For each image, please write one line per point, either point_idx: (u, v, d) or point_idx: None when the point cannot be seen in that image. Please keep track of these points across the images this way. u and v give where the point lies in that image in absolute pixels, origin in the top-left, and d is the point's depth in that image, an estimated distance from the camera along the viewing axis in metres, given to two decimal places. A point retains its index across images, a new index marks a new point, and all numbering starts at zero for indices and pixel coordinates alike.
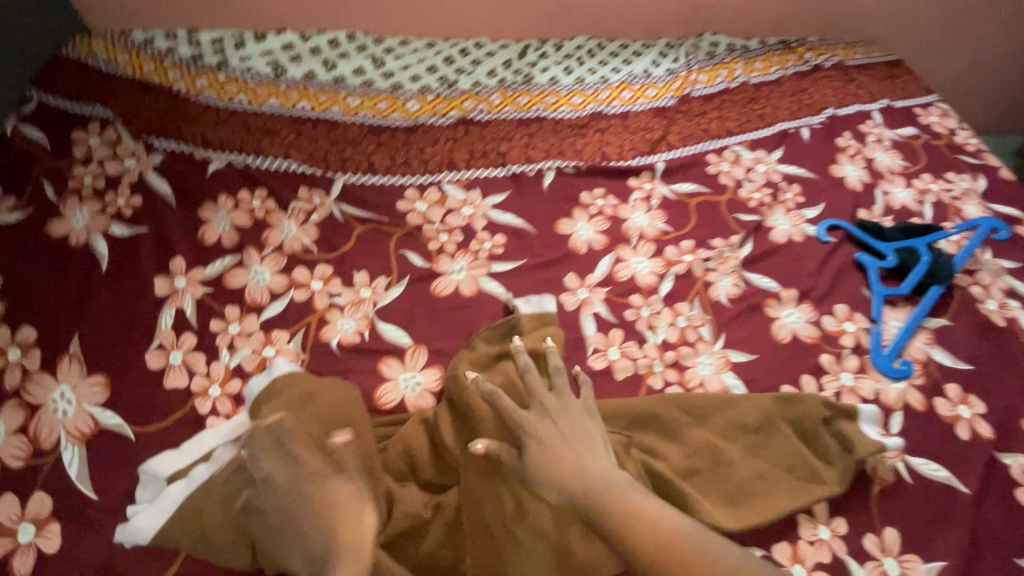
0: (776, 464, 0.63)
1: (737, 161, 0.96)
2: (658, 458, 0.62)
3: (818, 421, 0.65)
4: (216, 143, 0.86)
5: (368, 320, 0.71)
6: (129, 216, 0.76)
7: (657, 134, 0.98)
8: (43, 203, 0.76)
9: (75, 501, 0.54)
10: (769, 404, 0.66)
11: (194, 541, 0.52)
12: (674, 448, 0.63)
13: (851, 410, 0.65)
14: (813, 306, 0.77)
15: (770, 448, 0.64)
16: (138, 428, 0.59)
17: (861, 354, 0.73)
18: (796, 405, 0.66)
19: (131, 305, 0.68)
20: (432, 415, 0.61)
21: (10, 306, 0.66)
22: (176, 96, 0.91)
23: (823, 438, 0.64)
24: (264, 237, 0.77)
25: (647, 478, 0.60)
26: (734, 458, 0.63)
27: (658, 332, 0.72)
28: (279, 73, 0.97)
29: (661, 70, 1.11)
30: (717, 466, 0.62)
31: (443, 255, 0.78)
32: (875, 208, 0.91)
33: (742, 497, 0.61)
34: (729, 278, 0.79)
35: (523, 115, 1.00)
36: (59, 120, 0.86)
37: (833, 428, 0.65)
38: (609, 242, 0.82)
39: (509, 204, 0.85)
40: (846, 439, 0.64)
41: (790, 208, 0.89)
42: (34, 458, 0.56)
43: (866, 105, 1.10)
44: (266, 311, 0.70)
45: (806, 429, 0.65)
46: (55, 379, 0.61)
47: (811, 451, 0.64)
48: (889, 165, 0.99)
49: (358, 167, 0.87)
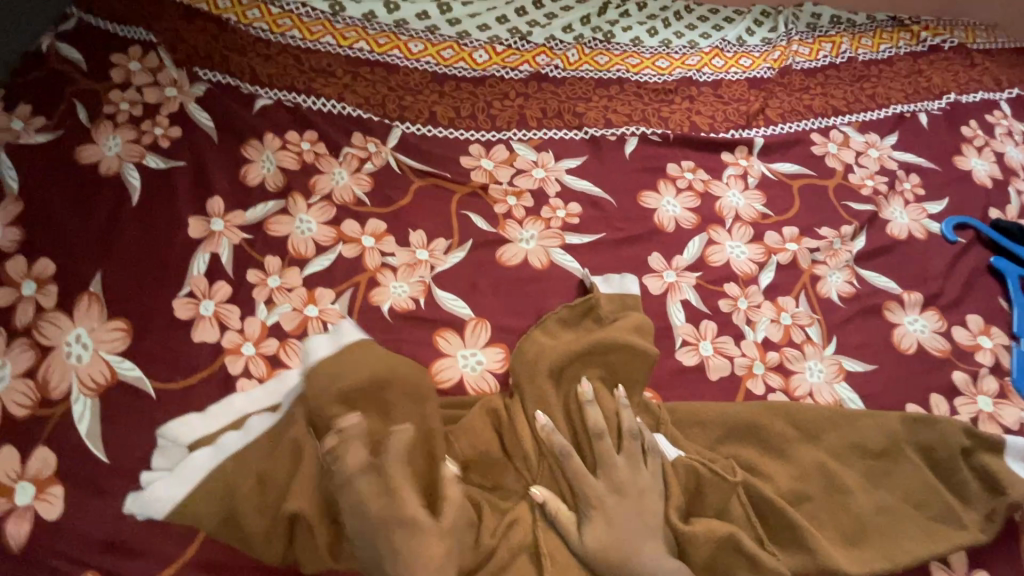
0: (903, 498, 0.52)
1: (846, 143, 0.83)
2: (762, 478, 0.52)
3: (956, 452, 0.53)
4: (264, 78, 0.78)
5: (424, 285, 0.62)
6: (166, 148, 0.68)
7: (753, 106, 0.86)
8: (74, 126, 0.68)
9: (83, 462, 0.46)
10: (896, 424, 0.54)
11: (220, 522, 0.44)
12: (780, 467, 0.52)
13: (1000, 443, 0.54)
14: (941, 314, 0.65)
15: (896, 478, 0.53)
16: (160, 384, 0.51)
17: (1002, 376, 0.61)
18: (929, 429, 0.54)
19: (162, 245, 0.60)
20: (503, 410, 0.52)
21: (28, 234, 0.58)
22: (225, 26, 0.83)
23: (961, 472, 0.53)
24: (312, 184, 0.68)
25: (753, 505, 0.50)
26: (853, 487, 0.52)
27: (759, 328, 0.62)
28: (335, 10, 0.87)
29: (756, 39, 0.99)
30: (834, 495, 0.51)
31: (510, 219, 0.69)
32: (1009, 208, 0.78)
33: (863, 535, 0.50)
34: (841, 274, 0.67)
35: (602, 75, 0.89)
36: (99, 41, 0.78)
37: (974, 461, 0.53)
38: (700, 221, 0.71)
39: (586, 170, 0.75)
40: (992, 477, 0.52)
41: (910, 200, 0.77)
42: (40, 407, 0.48)
43: (992, 94, 0.96)
44: (311, 265, 0.61)
45: (940, 459, 0.53)
46: (71, 320, 0.53)
47: (946, 486, 0.53)
48: (1021, 162, 0.86)
49: (419, 117, 0.78)
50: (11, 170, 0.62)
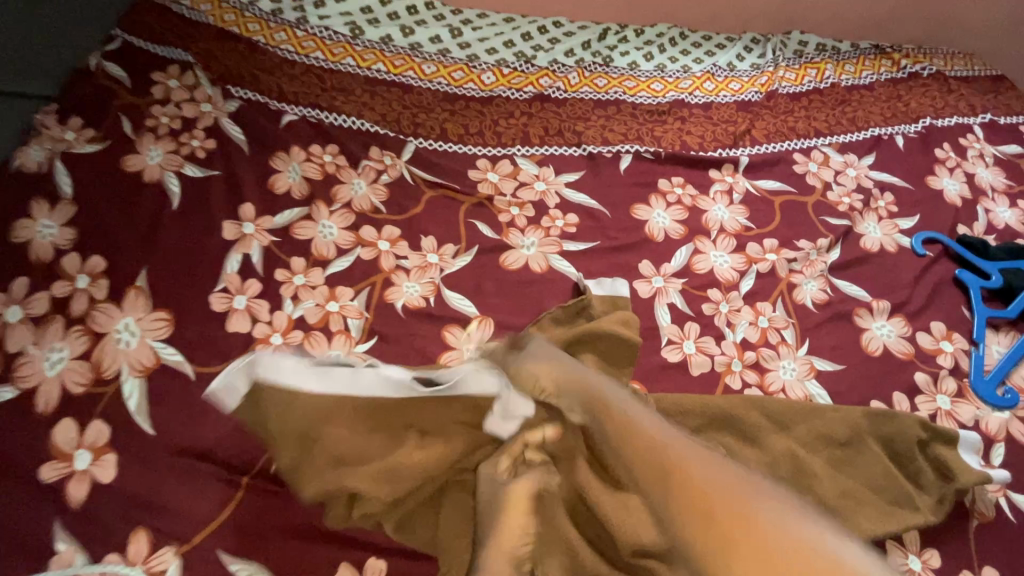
0: (866, 482, 0.57)
1: (825, 163, 0.90)
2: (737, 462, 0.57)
3: (914, 443, 0.59)
4: (290, 96, 0.85)
5: (434, 286, 0.68)
6: (202, 158, 0.75)
7: (740, 127, 0.93)
8: (120, 137, 0.75)
9: (132, 434, 0.53)
10: (860, 417, 0.60)
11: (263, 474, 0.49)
12: (752, 452, 0.57)
13: (952, 436, 0.59)
14: (907, 320, 0.71)
15: (860, 465, 0.58)
16: (199, 368, 0.57)
17: (960, 377, 0.67)
18: (890, 422, 0.60)
19: (200, 245, 0.66)
20: None
21: (81, 233, 0.65)
22: (255, 48, 0.91)
23: (918, 462, 0.58)
24: (333, 192, 0.75)
25: None
26: (819, 470, 0.56)
27: (738, 330, 0.68)
28: (356, 35, 0.97)
29: (746, 65, 1.07)
30: (801, 476, 0.56)
31: (513, 228, 0.75)
32: (976, 224, 0.84)
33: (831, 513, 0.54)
34: (815, 282, 0.73)
35: (600, 96, 0.96)
36: (141, 60, 0.86)
37: (930, 452, 0.59)
38: (687, 232, 0.77)
39: (584, 184, 0.82)
40: (944, 466, 0.58)
41: (883, 216, 0.83)
42: (95, 385, 0.55)
43: (966, 119, 1.03)
44: (332, 266, 0.68)
45: (900, 450, 0.59)
46: (121, 310, 0.60)
47: (905, 474, 0.58)
48: (991, 182, 0.92)
49: (430, 133, 0.85)
50: (65, 176, 0.69)
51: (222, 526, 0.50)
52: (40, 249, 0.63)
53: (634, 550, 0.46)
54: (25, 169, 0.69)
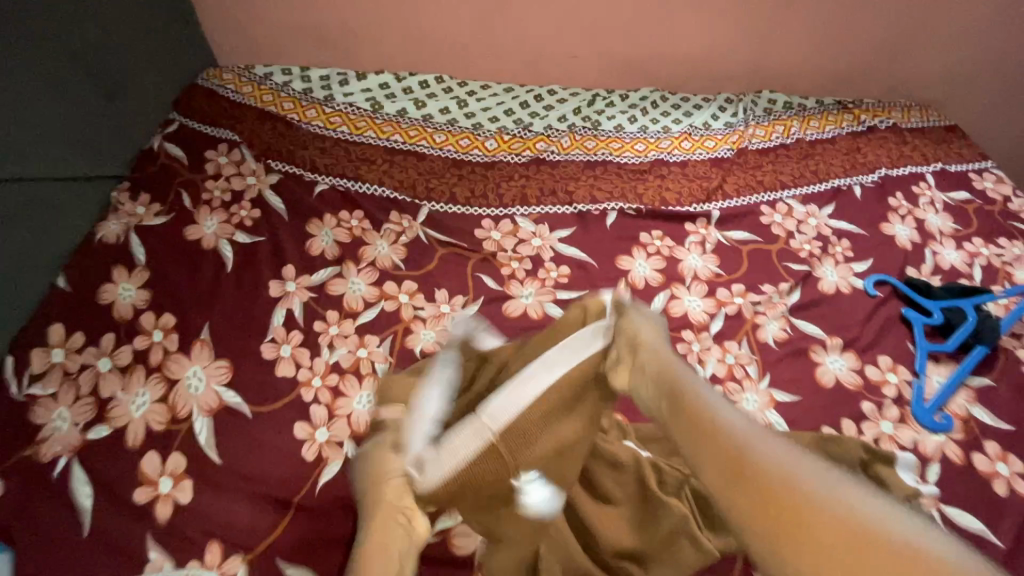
0: None
1: (790, 213, 1.02)
2: None
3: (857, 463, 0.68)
4: (321, 167, 0.99)
5: (447, 332, 0.80)
6: (250, 226, 0.88)
7: (714, 183, 1.06)
8: (181, 210, 0.89)
9: (203, 463, 0.65)
10: (810, 441, 0.69)
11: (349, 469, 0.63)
12: None
13: (890, 457, 0.69)
14: (857, 355, 0.82)
15: None
16: (255, 408, 0.69)
17: (902, 405, 0.77)
18: (836, 446, 0.69)
19: (252, 302, 0.79)
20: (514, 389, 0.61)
21: (154, 294, 0.78)
22: (290, 124, 1.07)
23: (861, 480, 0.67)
24: (361, 252, 0.88)
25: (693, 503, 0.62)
26: None
27: (707, 366, 0.79)
28: (376, 109, 1.12)
29: (720, 123, 1.20)
30: None
31: (514, 280, 0.88)
32: (924, 266, 0.95)
33: None
34: (777, 322, 0.85)
35: (590, 158, 1.09)
36: (195, 140, 1.01)
37: (871, 471, 0.68)
38: (665, 280, 0.89)
39: (575, 239, 0.94)
40: (884, 483, 0.67)
41: (840, 261, 0.95)
42: (171, 423, 0.67)
43: (919, 168, 1.15)
44: (361, 318, 0.80)
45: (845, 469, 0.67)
46: (190, 360, 0.72)
47: None
48: (940, 227, 1.03)
49: (442, 197, 0.98)
50: (139, 245, 0.83)
51: (277, 538, 0.61)
52: (122, 309, 0.76)
53: (615, 551, 0.60)
54: (106, 241, 0.83)
